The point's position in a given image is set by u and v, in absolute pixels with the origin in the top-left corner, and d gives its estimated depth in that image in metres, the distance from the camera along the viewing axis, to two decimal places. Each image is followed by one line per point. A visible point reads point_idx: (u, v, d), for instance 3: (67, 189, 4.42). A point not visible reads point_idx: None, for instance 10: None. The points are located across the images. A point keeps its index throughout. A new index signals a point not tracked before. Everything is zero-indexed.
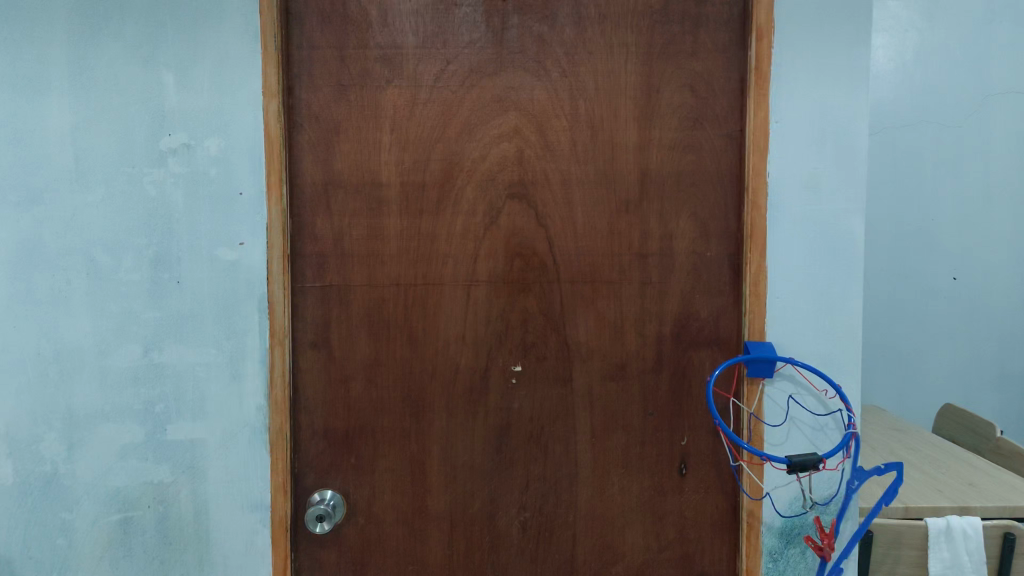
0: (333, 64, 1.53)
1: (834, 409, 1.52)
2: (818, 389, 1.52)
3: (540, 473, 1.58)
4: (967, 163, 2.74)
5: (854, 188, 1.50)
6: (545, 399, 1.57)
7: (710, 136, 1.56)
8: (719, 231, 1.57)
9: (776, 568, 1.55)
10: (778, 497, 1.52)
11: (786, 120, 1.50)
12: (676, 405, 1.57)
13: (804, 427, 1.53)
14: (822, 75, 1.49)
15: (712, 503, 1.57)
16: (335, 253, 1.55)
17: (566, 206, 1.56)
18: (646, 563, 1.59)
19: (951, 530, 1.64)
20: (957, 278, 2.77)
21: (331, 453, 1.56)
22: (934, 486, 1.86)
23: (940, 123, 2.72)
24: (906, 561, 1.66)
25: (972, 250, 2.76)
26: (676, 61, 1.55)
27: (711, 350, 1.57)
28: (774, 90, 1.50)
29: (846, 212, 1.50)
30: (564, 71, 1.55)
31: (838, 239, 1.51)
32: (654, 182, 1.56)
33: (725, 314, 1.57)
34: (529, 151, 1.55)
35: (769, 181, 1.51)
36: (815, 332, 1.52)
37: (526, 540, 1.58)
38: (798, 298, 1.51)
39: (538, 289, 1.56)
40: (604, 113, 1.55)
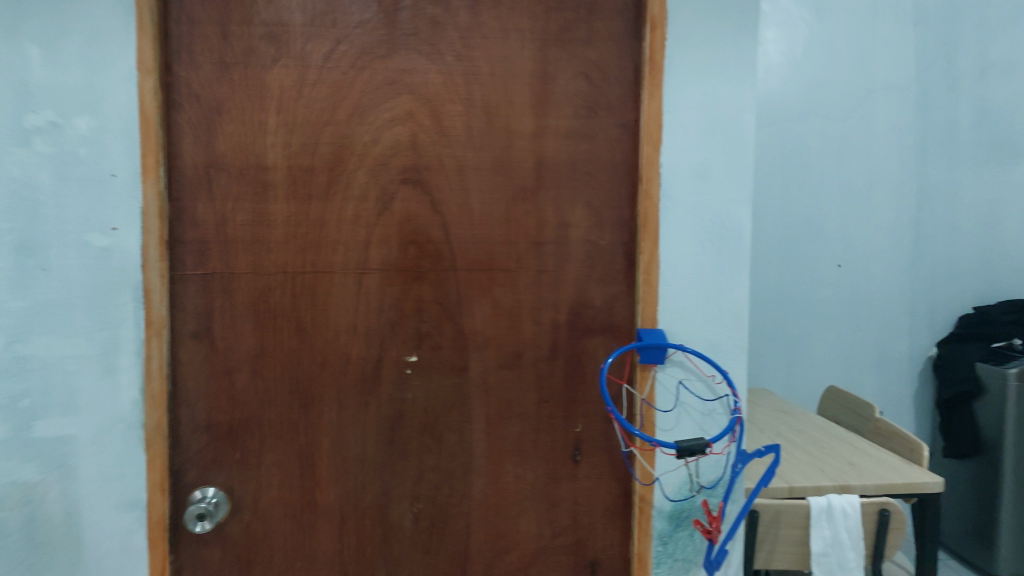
0: (215, 41, 1.47)
1: (722, 394, 1.57)
2: (705, 374, 1.56)
3: (434, 463, 1.56)
4: (852, 156, 2.82)
5: (740, 179, 1.54)
6: (439, 389, 1.55)
7: (604, 125, 1.56)
8: (613, 220, 1.58)
9: (665, 552, 1.57)
10: (668, 481, 1.55)
11: (678, 110, 1.52)
12: (570, 392, 1.57)
13: (692, 412, 1.56)
14: (711, 66, 1.52)
15: (605, 489, 1.58)
16: (218, 239, 1.49)
17: (461, 193, 1.54)
18: (540, 551, 1.58)
19: (832, 509, 1.69)
20: (842, 266, 2.85)
21: (215, 447, 1.50)
22: (816, 465, 1.92)
23: (827, 116, 2.79)
24: (789, 539, 1.70)
25: (856, 239, 2.84)
26: (571, 49, 1.54)
27: (605, 337, 1.58)
28: (666, 81, 1.51)
29: (733, 202, 1.54)
30: (459, 55, 1.52)
31: (726, 229, 1.54)
32: (550, 170, 1.55)
33: (618, 302, 1.58)
34: (423, 136, 1.52)
35: (661, 171, 1.53)
36: (703, 319, 1.55)
37: (419, 531, 1.56)
38: (688, 286, 1.54)
39: (432, 277, 1.54)
40: (499, 99, 1.53)
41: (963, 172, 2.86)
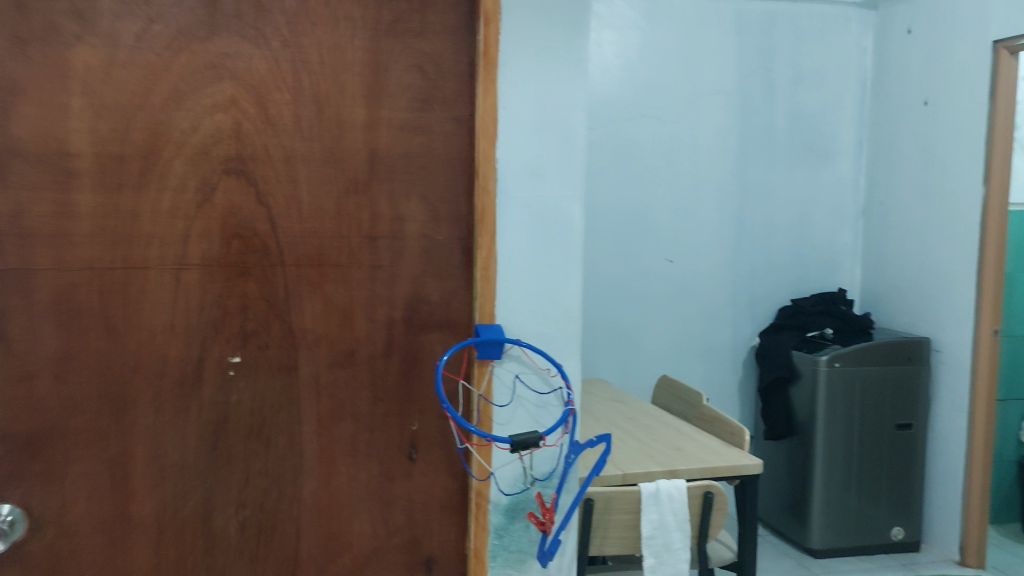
0: (9, 15, 1.34)
1: (556, 386, 1.58)
2: (540, 367, 1.57)
3: (261, 467, 1.49)
4: (682, 158, 2.84)
5: (572, 176, 1.57)
6: (266, 390, 1.48)
7: (439, 118, 1.54)
8: (450, 215, 1.55)
9: (501, 545, 1.57)
10: (503, 476, 1.55)
11: (512, 106, 1.52)
12: (406, 389, 1.55)
13: (528, 405, 1.56)
14: (545, 64, 1.53)
15: (441, 486, 1.57)
16: (14, 232, 1.36)
17: (289, 184, 1.47)
18: (374, 552, 1.55)
19: (659, 494, 1.73)
20: (672, 261, 2.86)
21: (12, 460, 1.37)
22: (647, 452, 1.99)
23: (658, 118, 2.81)
24: (620, 524, 1.74)
25: (683, 236, 2.87)
26: (405, 40, 1.51)
27: (442, 333, 1.56)
28: (500, 76, 1.51)
29: (566, 199, 1.57)
30: (286, 40, 1.45)
31: (560, 225, 1.57)
32: (383, 163, 1.51)
33: (456, 298, 1.56)
34: (247, 124, 1.44)
35: (497, 166, 1.52)
36: (539, 314, 1.57)
37: (245, 539, 1.49)
38: (523, 282, 1.56)
39: (258, 273, 1.47)
40: (330, 87, 1.48)
41: (779, 172, 2.92)
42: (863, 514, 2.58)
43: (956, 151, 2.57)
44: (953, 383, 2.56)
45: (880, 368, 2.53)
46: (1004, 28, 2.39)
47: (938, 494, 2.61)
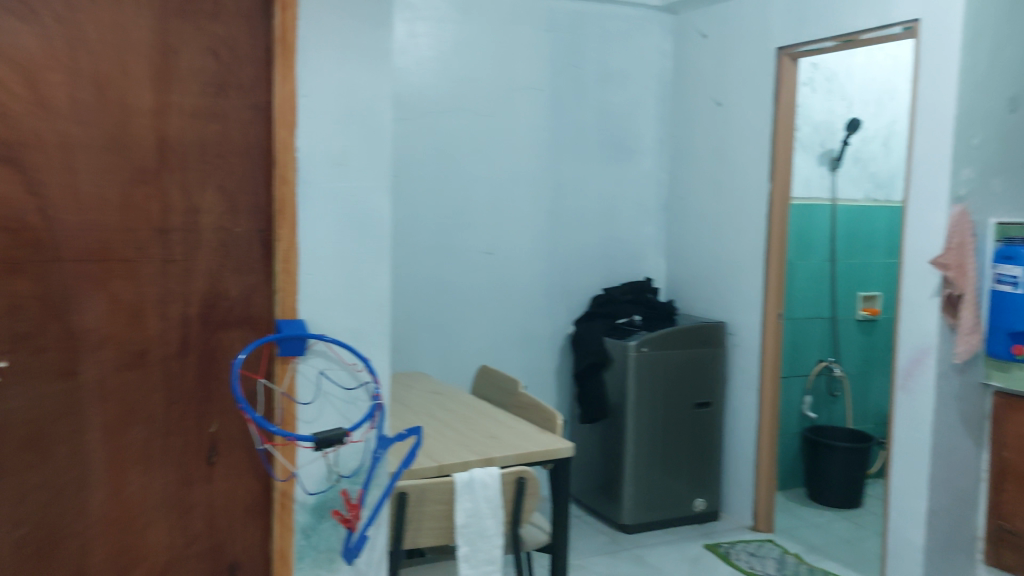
0: None
1: (364, 381, 1.56)
2: (347, 362, 1.54)
3: (38, 482, 1.29)
4: (498, 151, 2.88)
5: (377, 168, 1.55)
6: (43, 397, 1.29)
7: (235, 106, 1.45)
8: (248, 206, 1.48)
9: (310, 545, 1.55)
10: (308, 474, 1.53)
11: (313, 94, 1.49)
12: (204, 390, 1.46)
13: (335, 401, 1.54)
14: (347, 53, 1.51)
15: (243, 488, 1.51)
16: None
17: (66, 172, 1.30)
18: (171, 562, 1.45)
19: (473, 483, 1.71)
20: (491, 253, 2.89)
21: None
22: (462, 442, 2.00)
23: (473, 111, 2.83)
24: (434, 515, 1.71)
25: (500, 228, 2.90)
26: (196, 22, 1.40)
27: (241, 329, 1.49)
28: (300, 63, 1.47)
29: (372, 190, 1.55)
30: (59, 17, 1.27)
31: (366, 217, 1.55)
32: (175, 152, 1.40)
33: (257, 293, 1.49)
34: (12, 97, 1.24)
35: (298, 155, 1.49)
36: (345, 308, 1.54)
37: (18, 565, 1.28)
38: (328, 275, 1.52)
39: (30, 264, 1.28)
40: (111, 67, 1.32)
41: (590, 167, 3.03)
42: (669, 489, 2.73)
43: (743, 149, 2.80)
44: (744, 364, 2.78)
45: (681, 351, 2.70)
46: (785, 36, 2.62)
47: (734, 466, 2.83)
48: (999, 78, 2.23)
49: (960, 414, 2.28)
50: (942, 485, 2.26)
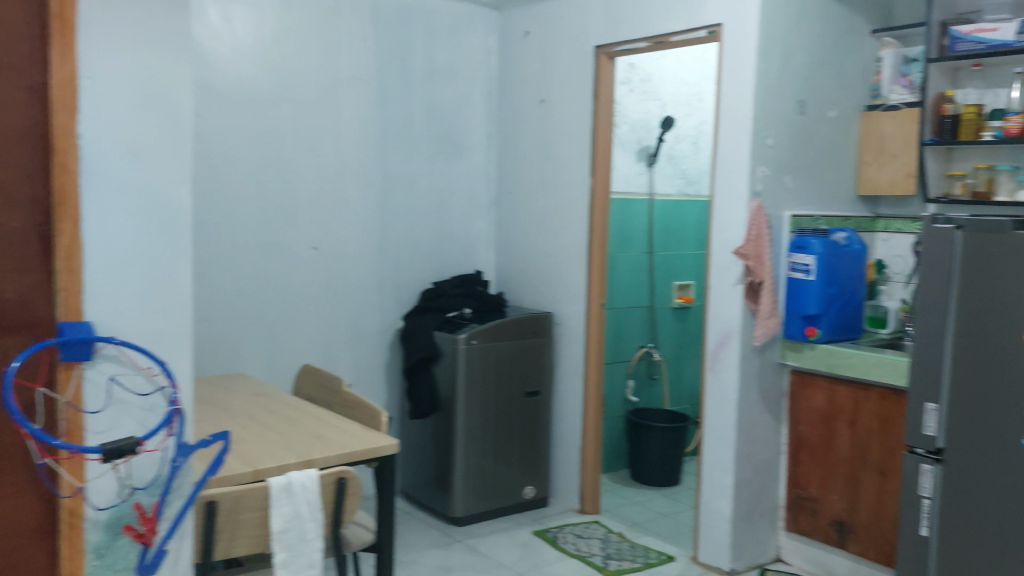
0: None
1: (160, 386, 1.47)
2: (142, 366, 1.45)
3: None
4: (324, 145, 2.79)
5: (177, 159, 1.46)
6: None
7: (7, 87, 1.31)
8: (23, 198, 1.33)
9: (103, 565, 1.44)
10: (96, 489, 1.42)
11: (97, 77, 1.37)
12: None
13: (129, 408, 1.44)
14: (138, 35, 1.40)
15: (25, 509, 1.38)
16: None
17: None
18: None
19: (292, 486, 1.64)
20: (317, 248, 2.80)
21: None
22: (283, 444, 1.92)
23: (296, 103, 2.72)
24: (249, 523, 1.61)
25: (328, 223, 2.82)
26: None
27: (19, 335, 1.34)
28: (81, 43, 1.35)
29: (172, 183, 1.45)
30: None
31: (165, 211, 1.45)
32: None
33: (36, 293, 1.35)
34: None
35: (80, 143, 1.36)
36: (144, 309, 1.44)
37: None
38: (120, 272, 1.41)
39: None
40: None
41: (418, 162, 3.02)
42: (500, 478, 2.77)
43: (565, 145, 2.88)
44: (570, 353, 2.87)
45: (510, 341, 2.74)
46: (603, 36, 2.72)
47: (562, 453, 2.91)
48: (788, 83, 2.42)
49: (761, 392, 2.46)
50: (746, 459, 2.44)
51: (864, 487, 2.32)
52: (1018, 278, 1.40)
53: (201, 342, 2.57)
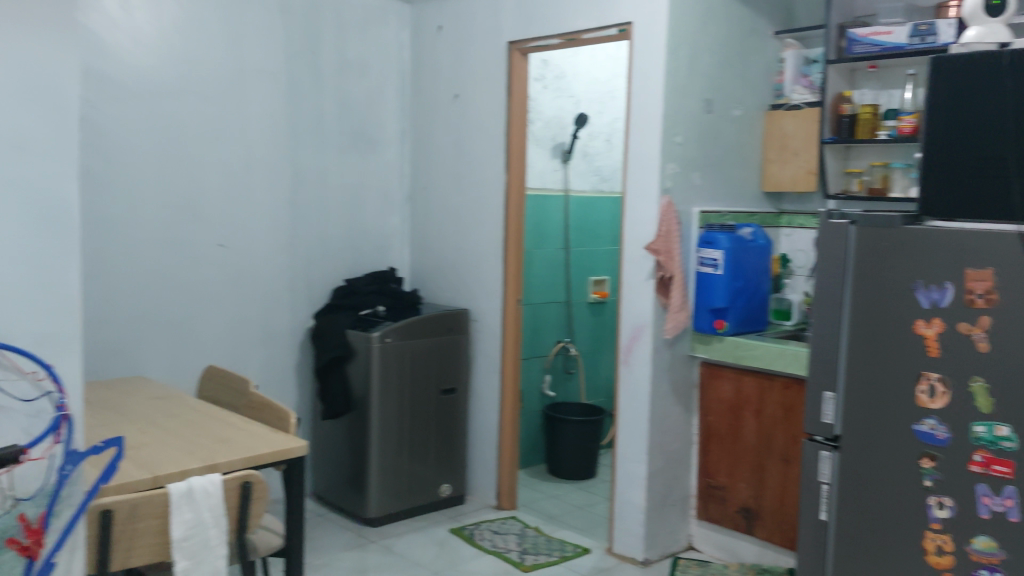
0: None
1: (46, 391, 1.38)
2: (26, 370, 1.35)
3: None
4: (230, 139, 2.71)
5: (65, 153, 1.38)
6: None
7: None
8: None
9: None
10: None
11: None
12: None
13: (12, 415, 1.34)
14: (21, 19, 1.31)
15: None
16: None
17: None
18: None
19: (193, 492, 1.60)
20: (223, 246, 2.71)
21: None
22: (186, 448, 1.85)
23: (201, 95, 2.63)
24: (148, 531, 1.56)
25: (236, 220, 2.74)
26: None
27: None
28: None
29: (59, 178, 1.37)
30: None
31: (51, 208, 1.37)
32: None
33: None
34: None
35: None
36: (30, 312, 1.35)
37: None
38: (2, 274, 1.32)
39: None
40: None
41: (330, 158, 2.96)
42: (415, 477, 2.75)
43: (480, 141, 2.87)
44: (486, 349, 2.87)
45: (425, 339, 2.72)
46: (515, 32, 2.72)
47: (479, 449, 2.92)
48: (695, 82, 2.47)
49: (672, 385, 2.51)
50: (658, 450, 2.49)
51: (769, 474, 2.40)
52: (906, 269, 1.46)
53: (99, 344, 2.45)
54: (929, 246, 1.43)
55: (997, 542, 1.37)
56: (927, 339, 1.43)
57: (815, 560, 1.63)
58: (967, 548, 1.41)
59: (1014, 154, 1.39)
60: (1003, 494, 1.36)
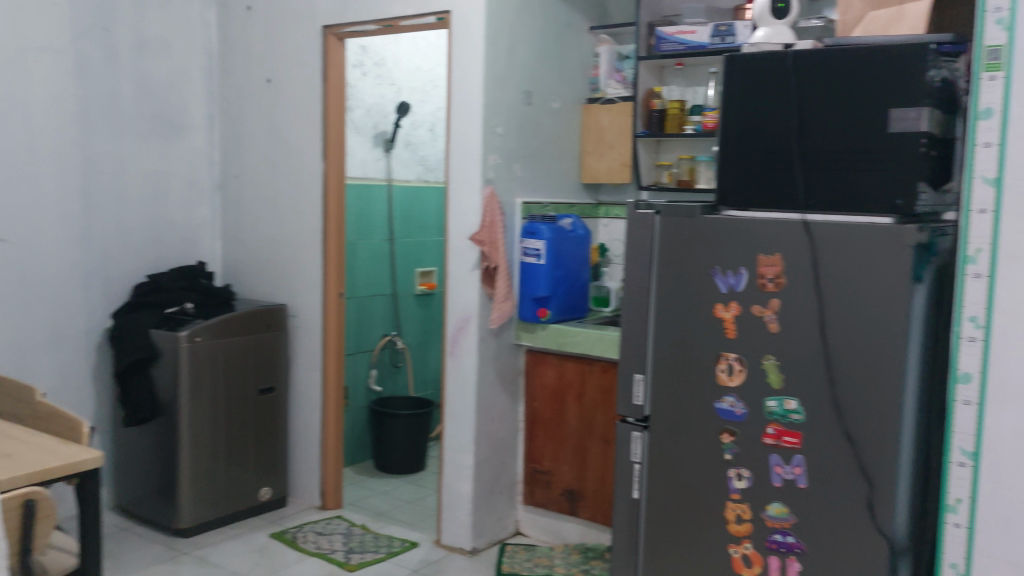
0: None
1: None
2: None
3: None
4: (9, 121, 2.43)
5: None
6: None
7: None
8: None
9: None
10: None
11: None
12: None
13: None
14: None
15: None
16: None
17: None
18: None
19: None
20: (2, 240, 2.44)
21: None
22: None
23: None
24: None
25: (19, 211, 2.47)
26: None
27: None
28: None
29: None
30: None
31: None
32: None
33: None
34: None
35: None
36: None
37: None
38: None
39: None
40: None
41: (128, 144, 2.74)
42: (231, 482, 2.61)
43: (295, 129, 2.76)
44: (306, 345, 2.78)
45: (239, 337, 2.59)
46: (330, 16, 2.63)
47: (301, 449, 2.82)
48: (513, 73, 2.49)
49: (497, 373, 2.53)
50: (484, 439, 2.50)
51: (590, 455, 2.48)
52: (705, 256, 1.54)
53: None
54: (725, 234, 1.51)
55: (788, 508, 1.47)
56: (725, 321, 1.52)
57: (627, 538, 1.68)
58: (763, 515, 1.50)
59: (798, 147, 1.50)
60: (792, 462, 1.46)
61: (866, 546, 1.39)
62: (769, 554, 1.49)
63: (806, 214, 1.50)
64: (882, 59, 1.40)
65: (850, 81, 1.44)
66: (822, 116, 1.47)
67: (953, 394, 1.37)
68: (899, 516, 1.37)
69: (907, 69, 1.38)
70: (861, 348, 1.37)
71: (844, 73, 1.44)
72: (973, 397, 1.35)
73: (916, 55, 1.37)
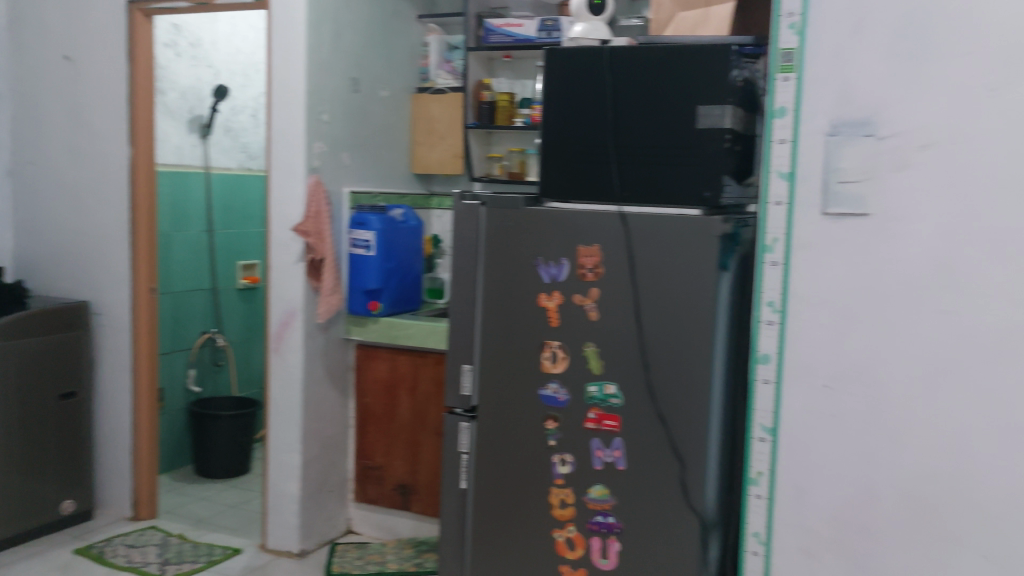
0: None
1: None
2: None
3: None
4: None
5: None
6: None
7: None
8: None
9: None
10: None
11: None
12: None
13: None
14: None
15: None
16: None
17: None
18: None
19: None
20: None
21: None
22: None
23: None
24: None
25: None
26: None
27: None
28: None
29: None
30: None
31: None
32: None
33: None
34: None
35: None
36: None
37: None
38: None
39: None
40: None
41: None
42: (29, 497, 2.39)
43: (99, 111, 2.55)
44: (115, 346, 2.58)
45: (34, 339, 2.37)
46: None
47: (110, 457, 2.62)
48: (339, 59, 2.42)
49: (326, 369, 2.46)
50: (312, 437, 2.42)
51: (422, 449, 2.45)
52: (527, 247, 1.55)
53: None
54: (545, 225, 1.53)
55: (609, 490, 1.51)
56: (548, 310, 1.53)
57: (455, 530, 1.67)
58: (584, 498, 1.53)
59: (614, 140, 1.54)
60: (611, 446, 1.50)
61: (677, 522, 1.46)
62: (590, 535, 1.53)
63: (622, 206, 1.55)
64: (691, 58, 1.46)
65: (661, 78, 1.49)
66: (637, 112, 1.51)
67: (754, 374, 1.46)
68: (709, 491, 1.45)
69: (712, 69, 1.45)
70: (670, 333, 1.44)
71: (655, 70, 1.49)
72: (771, 375, 1.44)
73: (720, 55, 1.44)
